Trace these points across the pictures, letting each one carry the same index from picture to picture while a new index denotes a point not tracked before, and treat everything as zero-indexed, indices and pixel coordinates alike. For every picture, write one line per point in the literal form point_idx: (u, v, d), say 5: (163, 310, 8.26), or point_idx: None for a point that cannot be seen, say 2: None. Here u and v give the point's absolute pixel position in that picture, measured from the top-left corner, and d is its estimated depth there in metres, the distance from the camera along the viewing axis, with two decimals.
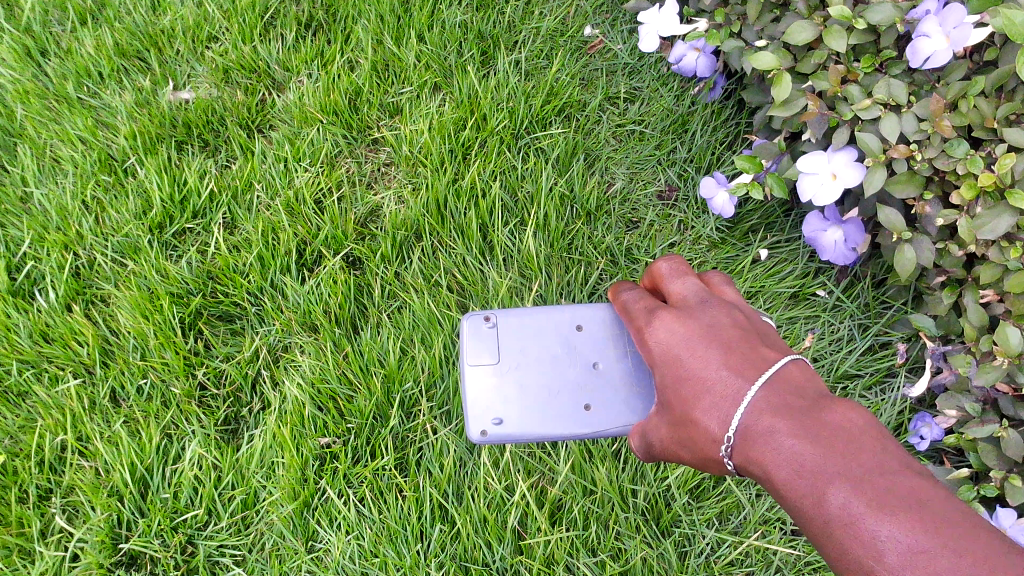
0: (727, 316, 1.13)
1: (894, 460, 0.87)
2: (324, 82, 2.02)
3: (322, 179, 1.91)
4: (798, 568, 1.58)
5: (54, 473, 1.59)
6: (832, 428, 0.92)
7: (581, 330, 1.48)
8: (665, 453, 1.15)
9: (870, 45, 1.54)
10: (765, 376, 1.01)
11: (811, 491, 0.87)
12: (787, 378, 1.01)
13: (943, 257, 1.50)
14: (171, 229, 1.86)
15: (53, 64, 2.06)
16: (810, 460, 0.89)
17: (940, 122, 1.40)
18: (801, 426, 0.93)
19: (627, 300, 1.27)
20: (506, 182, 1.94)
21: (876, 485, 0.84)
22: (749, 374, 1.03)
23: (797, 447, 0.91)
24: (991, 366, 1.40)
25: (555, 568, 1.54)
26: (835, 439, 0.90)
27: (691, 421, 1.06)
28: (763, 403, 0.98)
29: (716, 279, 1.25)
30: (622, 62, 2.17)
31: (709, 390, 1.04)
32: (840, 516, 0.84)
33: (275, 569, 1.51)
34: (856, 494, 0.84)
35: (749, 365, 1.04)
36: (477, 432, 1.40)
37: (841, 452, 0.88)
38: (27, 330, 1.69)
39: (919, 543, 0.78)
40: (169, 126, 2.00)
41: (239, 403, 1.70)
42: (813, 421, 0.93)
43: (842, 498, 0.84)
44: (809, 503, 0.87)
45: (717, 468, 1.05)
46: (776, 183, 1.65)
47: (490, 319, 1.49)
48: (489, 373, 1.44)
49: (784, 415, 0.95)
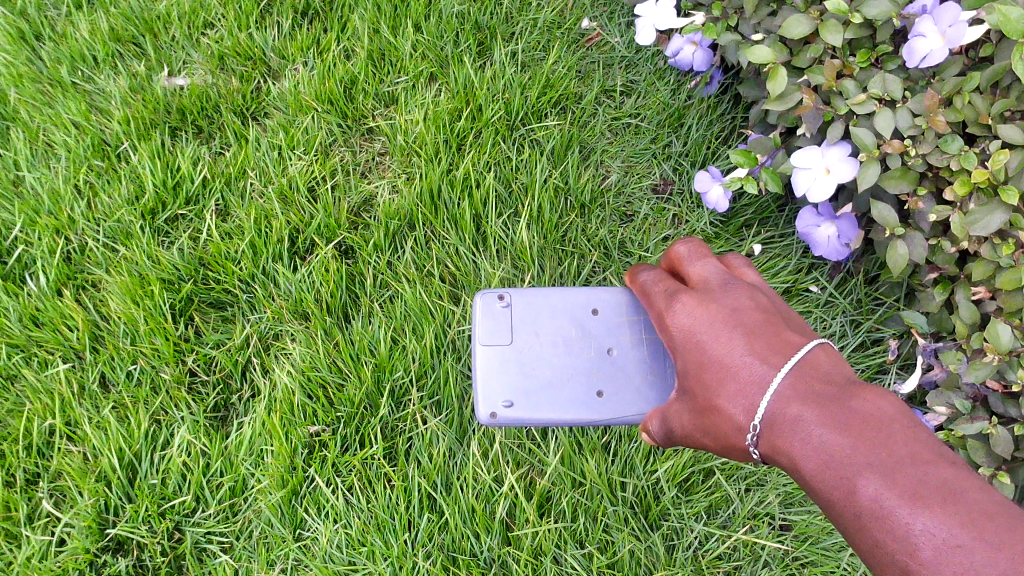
0: (750, 300, 1.12)
1: (925, 449, 0.86)
2: (320, 70, 2.01)
3: (316, 167, 1.91)
4: (785, 563, 1.58)
5: (42, 458, 1.58)
6: (860, 415, 0.91)
7: (596, 314, 1.48)
8: (687, 440, 1.15)
9: (865, 40, 1.54)
10: (792, 363, 1.00)
11: (842, 482, 0.87)
12: (813, 364, 1.00)
13: (935, 253, 1.50)
14: (164, 215, 1.85)
15: (48, 48, 2.06)
16: (840, 450, 0.89)
17: (935, 117, 1.40)
18: (830, 414, 0.92)
19: (646, 282, 1.27)
20: (500, 173, 1.93)
21: (908, 475, 0.83)
22: (775, 360, 1.02)
23: (825, 436, 0.91)
24: (981, 363, 1.40)
25: (543, 560, 1.53)
26: (865, 427, 0.89)
27: (714, 408, 1.07)
28: (790, 392, 0.97)
29: (736, 261, 1.25)
30: (619, 56, 2.16)
31: (734, 376, 1.04)
32: (872, 508, 0.83)
33: (263, 557, 1.51)
34: (887, 485, 0.83)
35: (773, 350, 1.03)
36: (487, 414, 1.40)
37: (872, 441, 0.88)
38: (17, 315, 1.69)
39: (954, 536, 0.77)
40: (163, 112, 2.00)
41: (229, 390, 1.69)
42: (841, 409, 0.92)
43: (874, 489, 0.84)
44: (839, 494, 0.87)
45: (742, 455, 1.05)
46: (771, 178, 1.65)
47: (504, 298, 1.49)
48: (502, 353, 1.44)
49: (811, 403, 0.95)
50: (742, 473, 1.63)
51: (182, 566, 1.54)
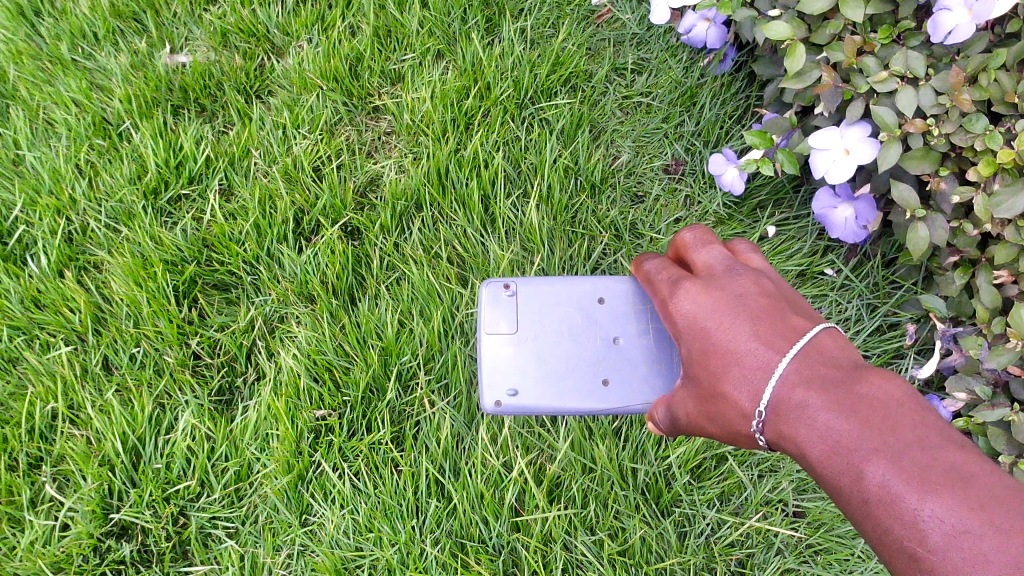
0: (753, 284, 1.09)
1: (934, 433, 0.83)
2: (324, 47, 1.97)
3: (321, 146, 1.87)
4: (799, 551, 1.55)
5: (45, 442, 1.56)
6: (865, 399, 0.88)
7: (602, 303, 1.45)
8: (691, 427, 1.12)
9: (888, 15, 1.50)
10: (797, 348, 0.97)
11: (848, 469, 0.84)
12: (819, 349, 0.97)
13: (956, 235, 1.46)
14: (167, 194, 1.82)
15: (47, 24, 2.02)
16: (847, 435, 0.86)
17: (959, 95, 1.35)
18: (836, 399, 0.89)
19: (651, 270, 1.23)
20: (509, 153, 1.89)
21: (917, 461, 0.80)
22: (780, 344, 0.99)
23: (831, 422, 0.88)
24: (1003, 349, 1.36)
25: (553, 546, 1.51)
26: (873, 412, 0.86)
27: (717, 393, 1.04)
28: (795, 377, 0.95)
29: (740, 245, 1.21)
30: (630, 32, 2.11)
31: (737, 362, 1.01)
32: (879, 496, 0.80)
33: (269, 542, 1.49)
34: (896, 471, 0.80)
35: (778, 335, 1.00)
36: (492, 402, 1.37)
37: (878, 428, 0.85)
38: (18, 296, 1.66)
39: (964, 523, 0.74)
40: (166, 90, 1.96)
41: (233, 372, 1.67)
42: (848, 393, 0.89)
43: (880, 475, 0.81)
44: (847, 482, 0.84)
45: (748, 441, 1.02)
46: (787, 159, 1.61)
47: (510, 287, 1.46)
48: (507, 342, 1.42)
49: (817, 388, 0.92)
50: (756, 458, 1.60)
51: (187, 551, 1.52)
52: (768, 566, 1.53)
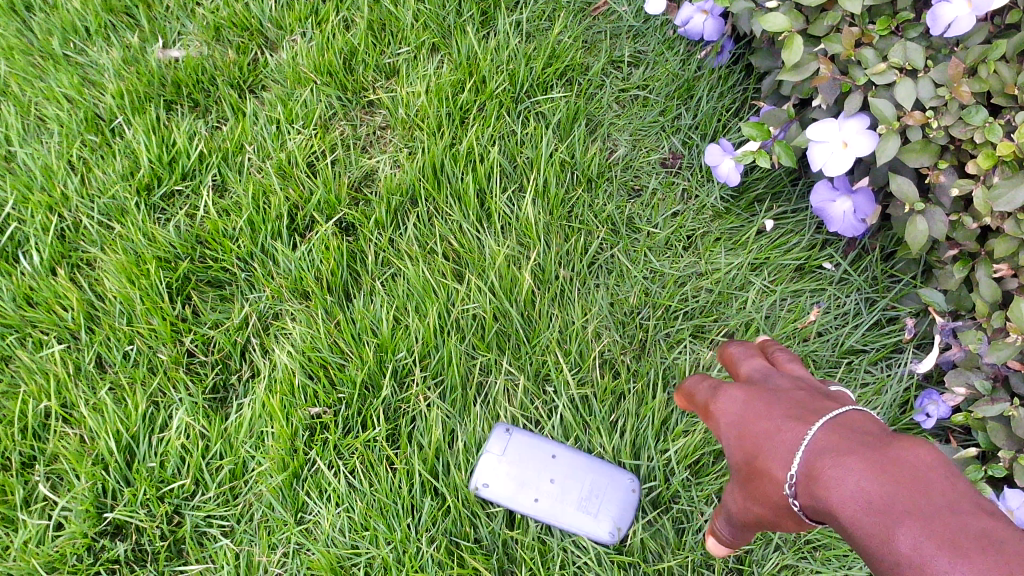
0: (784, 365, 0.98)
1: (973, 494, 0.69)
2: (318, 41, 1.96)
3: (315, 141, 1.86)
4: (797, 547, 1.53)
5: (38, 441, 1.55)
6: (896, 458, 0.75)
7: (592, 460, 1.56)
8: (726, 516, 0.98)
9: (886, 6, 1.48)
10: (827, 418, 0.83)
11: (877, 536, 0.71)
12: (849, 415, 0.84)
13: (955, 229, 1.45)
14: (160, 190, 1.80)
15: (38, 19, 2.00)
16: (874, 497, 0.73)
17: (958, 87, 1.34)
18: (863, 458, 0.76)
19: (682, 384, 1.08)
20: (505, 147, 1.88)
21: (950, 522, 0.66)
22: (803, 410, 0.87)
23: (858, 483, 0.74)
24: (1003, 343, 1.35)
25: (549, 543, 1.50)
26: (904, 471, 0.73)
27: (753, 470, 0.88)
28: (816, 441, 0.82)
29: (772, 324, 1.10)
30: (626, 25, 2.10)
31: (758, 433, 0.89)
32: (910, 560, 0.67)
33: (263, 540, 1.47)
34: (928, 535, 0.67)
35: (802, 402, 0.88)
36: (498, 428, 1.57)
37: (909, 488, 0.72)
38: (10, 294, 1.65)
39: None
40: (158, 85, 1.95)
41: (228, 370, 1.65)
42: (877, 452, 0.76)
43: (912, 539, 0.68)
44: (878, 551, 0.71)
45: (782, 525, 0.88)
46: (784, 151, 1.59)
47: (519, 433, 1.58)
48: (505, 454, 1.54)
49: (841, 448, 0.79)
50: None
51: (182, 550, 1.50)
52: (766, 563, 1.50)
